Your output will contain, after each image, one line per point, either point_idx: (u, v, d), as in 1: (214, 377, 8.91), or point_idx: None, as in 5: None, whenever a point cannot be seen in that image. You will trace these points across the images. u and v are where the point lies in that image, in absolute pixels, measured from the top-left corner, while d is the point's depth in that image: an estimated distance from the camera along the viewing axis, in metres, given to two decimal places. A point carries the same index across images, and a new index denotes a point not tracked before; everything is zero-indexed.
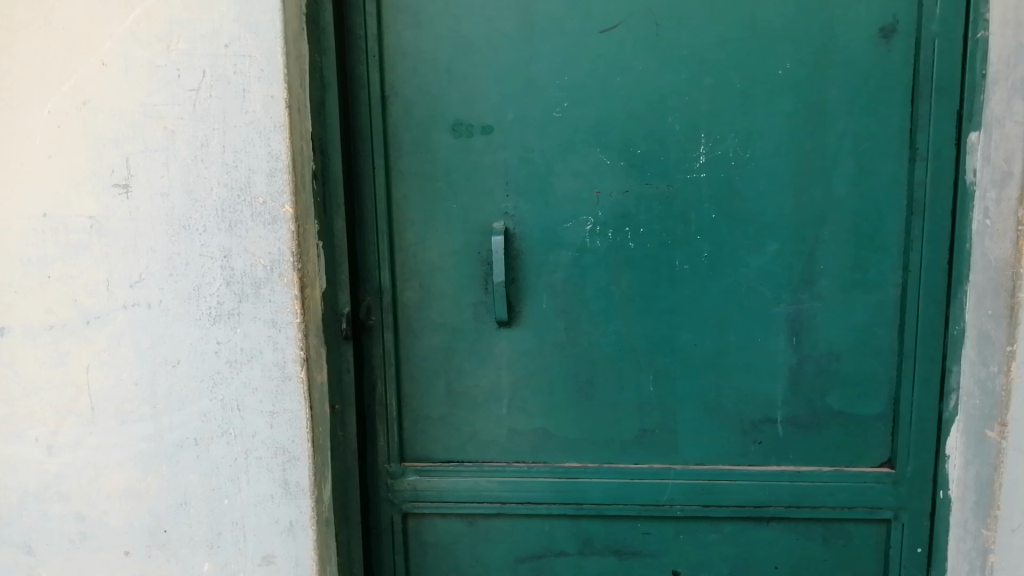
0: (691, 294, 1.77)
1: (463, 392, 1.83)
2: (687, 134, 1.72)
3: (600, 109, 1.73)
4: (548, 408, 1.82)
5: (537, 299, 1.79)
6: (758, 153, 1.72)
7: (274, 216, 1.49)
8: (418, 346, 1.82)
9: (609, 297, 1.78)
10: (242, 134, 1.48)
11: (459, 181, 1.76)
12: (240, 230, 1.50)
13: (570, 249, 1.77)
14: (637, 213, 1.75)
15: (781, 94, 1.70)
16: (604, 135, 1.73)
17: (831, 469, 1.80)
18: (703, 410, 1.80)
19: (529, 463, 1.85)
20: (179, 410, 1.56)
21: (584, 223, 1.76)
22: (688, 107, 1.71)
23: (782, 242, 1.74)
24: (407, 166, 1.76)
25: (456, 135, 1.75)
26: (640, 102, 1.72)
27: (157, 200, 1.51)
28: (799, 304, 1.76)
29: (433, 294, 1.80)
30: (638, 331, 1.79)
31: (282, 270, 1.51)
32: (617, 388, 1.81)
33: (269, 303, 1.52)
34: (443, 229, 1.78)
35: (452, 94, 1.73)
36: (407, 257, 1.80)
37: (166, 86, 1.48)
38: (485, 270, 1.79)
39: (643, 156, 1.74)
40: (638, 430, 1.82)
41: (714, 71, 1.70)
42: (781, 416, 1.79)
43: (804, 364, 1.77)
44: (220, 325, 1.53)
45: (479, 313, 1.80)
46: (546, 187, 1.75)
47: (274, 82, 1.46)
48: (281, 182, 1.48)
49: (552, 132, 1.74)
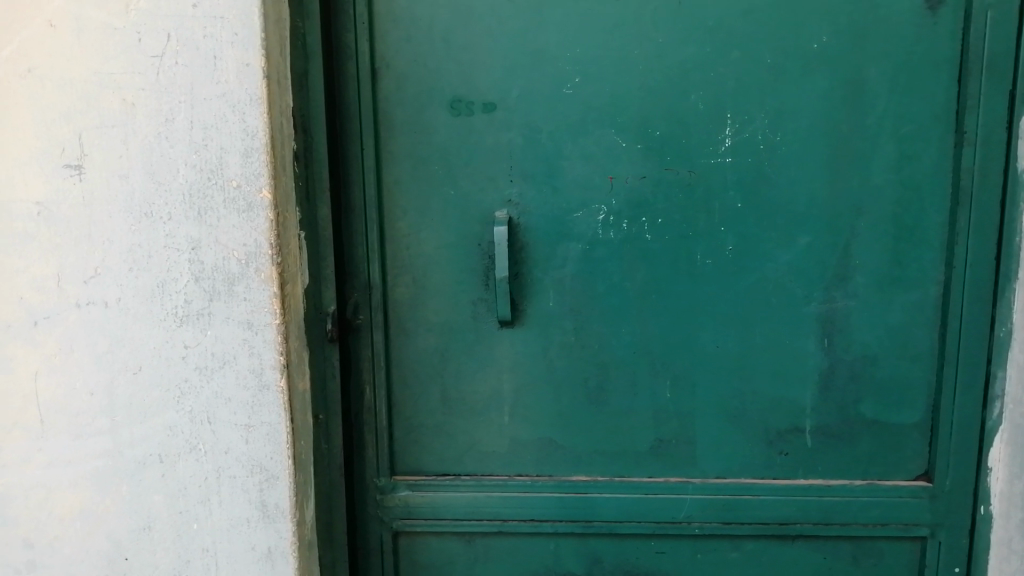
0: (713, 291, 1.60)
1: (460, 399, 1.66)
2: (712, 114, 1.55)
3: (614, 86, 1.55)
4: (555, 416, 1.66)
5: (544, 296, 1.62)
6: (789, 135, 1.55)
7: (250, 203, 1.31)
8: (411, 348, 1.64)
9: (623, 294, 1.61)
10: (213, 108, 1.29)
11: (458, 164, 1.58)
12: (210, 218, 1.31)
13: (580, 241, 1.60)
14: (655, 202, 1.58)
15: (815, 71, 1.53)
16: (618, 114, 1.56)
17: (863, 483, 1.65)
18: (724, 419, 1.64)
19: (532, 476, 1.68)
20: (141, 423, 1.37)
21: (595, 212, 1.59)
22: (713, 85, 1.54)
23: (815, 234, 1.58)
24: (399, 147, 1.58)
25: (455, 113, 1.57)
26: (660, 78, 1.55)
27: (115, 183, 1.31)
28: (831, 303, 1.60)
29: (428, 290, 1.63)
30: (654, 332, 1.62)
31: (258, 264, 1.32)
32: (630, 394, 1.64)
33: (244, 301, 1.33)
34: (439, 218, 1.60)
35: (450, 68, 1.55)
36: (399, 249, 1.61)
37: (125, 52, 1.29)
38: (486, 264, 1.61)
39: (662, 139, 1.56)
40: (652, 440, 1.66)
41: (742, 44, 1.53)
42: (809, 425, 1.64)
43: (836, 369, 1.62)
44: (188, 327, 1.34)
45: (479, 311, 1.63)
46: (555, 171, 1.58)
47: (250, 48, 1.27)
48: (258, 163, 1.30)
49: (561, 111, 1.56)
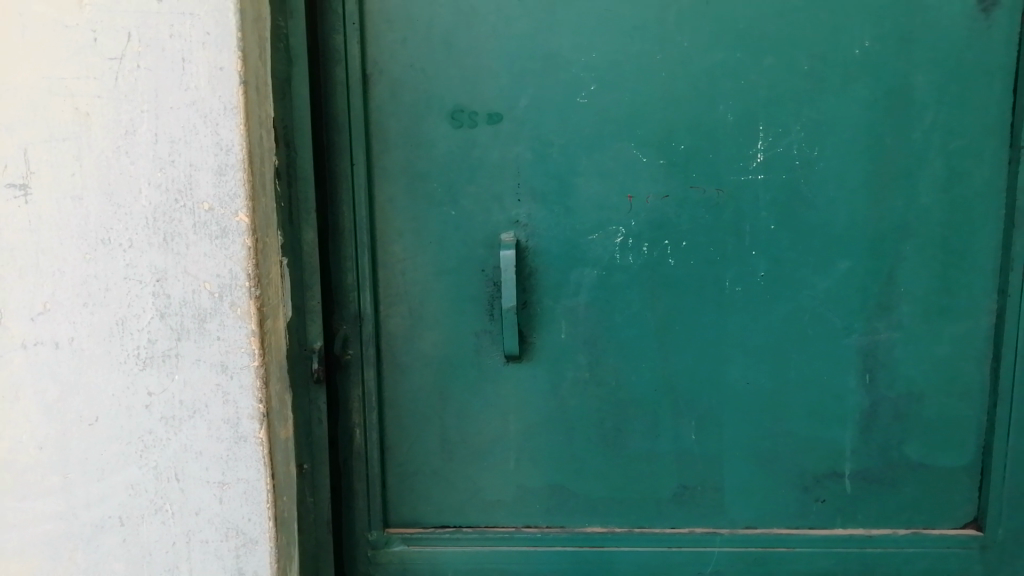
0: (743, 322, 1.44)
1: (462, 443, 1.49)
2: (742, 126, 1.40)
3: (634, 94, 1.39)
4: (567, 461, 1.49)
5: (554, 328, 1.45)
6: (828, 150, 1.40)
7: (224, 227, 1.13)
8: (406, 386, 1.47)
9: (643, 326, 1.45)
10: (181, 118, 1.11)
11: (460, 181, 1.42)
12: (177, 245, 1.14)
13: (596, 266, 1.44)
14: (679, 223, 1.42)
15: (857, 78, 1.38)
16: (639, 126, 1.40)
17: (908, 533, 1.49)
18: (754, 463, 1.48)
19: (542, 528, 1.51)
20: (99, 481, 1.19)
21: (612, 235, 1.43)
22: (743, 93, 1.39)
23: (855, 259, 1.42)
24: (394, 163, 1.42)
25: (456, 124, 1.40)
26: (685, 85, 1.39)
27: (67, 205, 1.13)
28: (874, 334, 1.44)
29: (425, 321, 1.46)
30: (678, 367, 1.46)
31: (234, 298, 1.14)
32: (651, 436, 1.48)
33: (217, 340, 1.15)
34: (438, 241, 1.43)
35: (450, 73, 1.39)
36: (393, 276, 1.45)
37: (78, 53, 1.11)
38: (490, 292, 1.44)
39: (687, 153, 1.40)
40: (675, 487, 1.49)
41: (776, 48, 1.37)
42: (849, 469, 1.48)
43: (878, 408, 1.46)
44: (152, 370, 1.16)
45: (483, 345, 1.46)
46: (568, 189, 1.41)
47: (224, 48, 1.10)
48: (233, 182, 1.12)
49: (574, 122, 1.40)
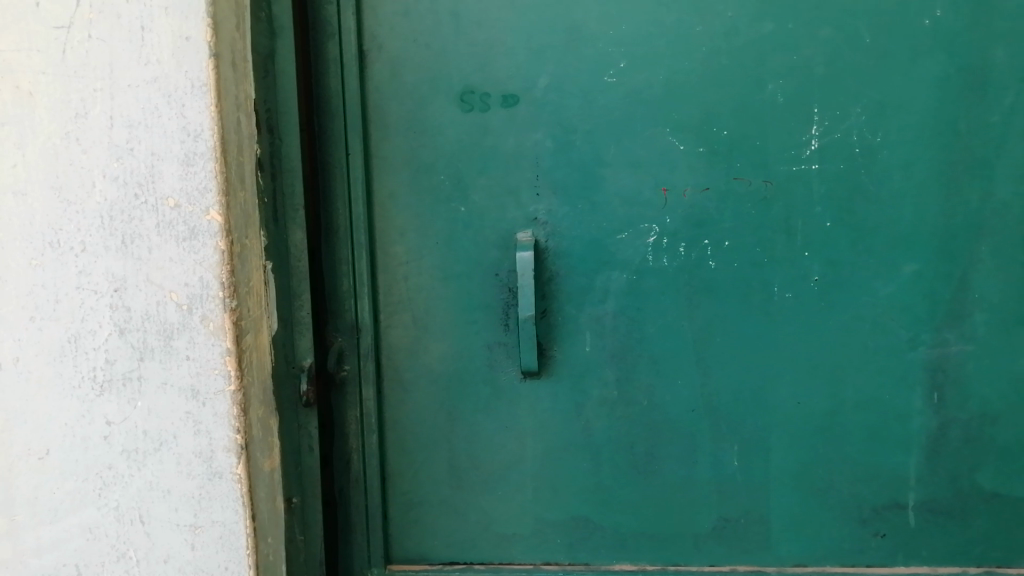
0: (794, 333, 1.26)
1: (473, 470, 1.31)
2: (795, 108, 1.21)
3: (670, 72, 1.21)
4: (593, 489, 1.31)
5: (578, 340, 1.28)
6: (893, 136, 1.22)
7: (193, 228, 0.95)
8: (409, 405, 1.30)
9: (679, 337, 1.27)
10: (140, 98, 0.94)
11: (470, 173, 1.24)
12: (137, 249, 0.96)
13: (625, 269, 1.26)
14: (721, 220, 1.24)
15: (928, 53, 1.20)
16: (675, 109, 1.22)
17: (979, 573, 1.31)
18: (806, 493, 1.30)
19: (564, 565, 1.33)
20: (50, 524, 1.02)
21: (645, 234, 1.25)
22: (796, 71, 1.21)
23: (923, 261, 1.24)
24: (395, 152, 1.24)
25: (465, 107, 1.23)
26: (729, 62, 1.21)
27: (10, 202, 0.96)
28: (943, 347, 1.26)
29: (431, 332, 1.29)
30: (719, 385, 1.28)
31: (206, 310, 0.97)
32: (688, 462, 1.30)
33: (187, 361, 0.98)
34: (445, 240, 1.26)
35: (459, 49, 1.21)
36: (394, 281, 1.28)
37: (21, 22, 0.94)
38: (506, 298, 1.27)
39: (732, 140, 1.22)
40: (715, 520, 1.32)
41: (834, 18, 1.19)
42: (913, 499, 1.30)
43: (947, 431, 1.28)
44: (110, 396, 0.99)
45: (497, 359, 1.28)
46: (594, 182, 1.24)
47: (191, 15, 0.92)
48: (202, 174, 0.95)
49: (601, 105, 1.22)
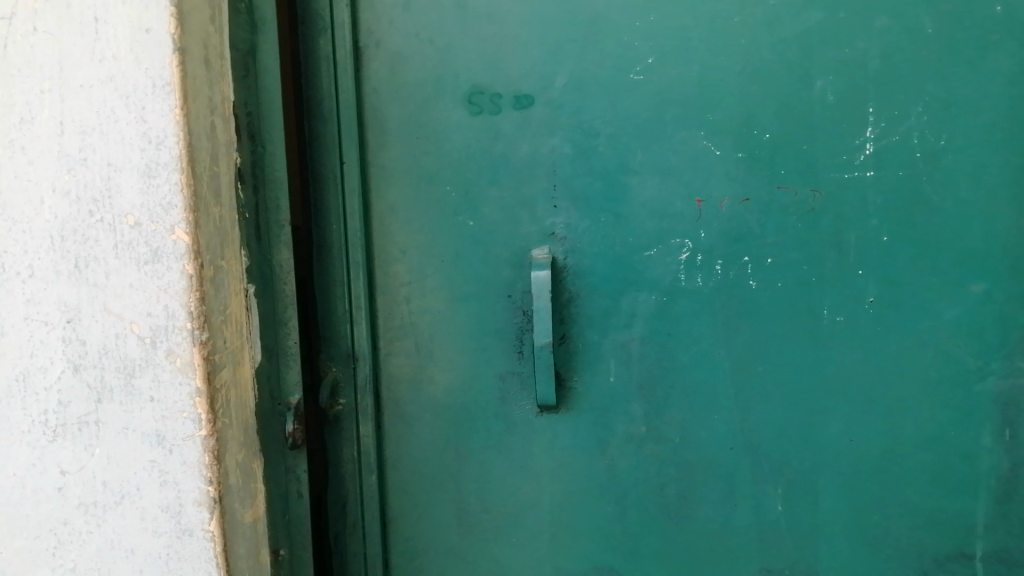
0: (846, 362, 1.12)
1: (484, 514, 1.18)
2: (847, 107, 1.07)
3: (704, 69, 1.07)
4: (618, 536, 1.17)
5: (601, 369, 1.14)
6: (959, 138, 1.06)
7: (156, 250, 0.83)
8: (412, 442, 1.17)
9: (716, 366, 1.13)
10: (94, 100, 0.81)
11: (479, 183, 1.11)
12: (92, 274, 0.84)
13: (653, 290, 1.12)
14: (763, 235, 1.10)
15: (1000, 43, 1.04)
16: (710, 110, 1.08)
17: None
18: (860, 542, 1.15)
19: None
20: None
21: (676, 250, 1.11)
22: (848, 67, 1.06)
23: (995, 280, 1.08)
24: (395, 160, 1.11)
25: (474, 109, 1.09)
26: (772, 57, 1.07)
27: None
28: (1017, 377, 1.09)
29: (436, 361, 1.15)
30: (760, 420, 1.13)
31: (172, 345, 0.84)
32: (725, 506, 1.16)
33: (150, 403, 0.85)
34: (452, 258, 1.13)
35: (466, 45, 1.08)
36: (395, 304, 1.14)
37: None
38: (520, 323, 1.13)
39: (775, 144, 1.08)
40: (756, 570, 1.17)
41: (891, 5, 1.05)
42: (981, 549, 1.14)
43: (1021, 472, 1.11)
44: (65, 442, 0.87)
45: (510, 390, 1.15)
46: (619, 192, 1.10)
47: (151, 4, 0.79)
48: (165, 187, 0.81)
49: (626, 106, 1.08)
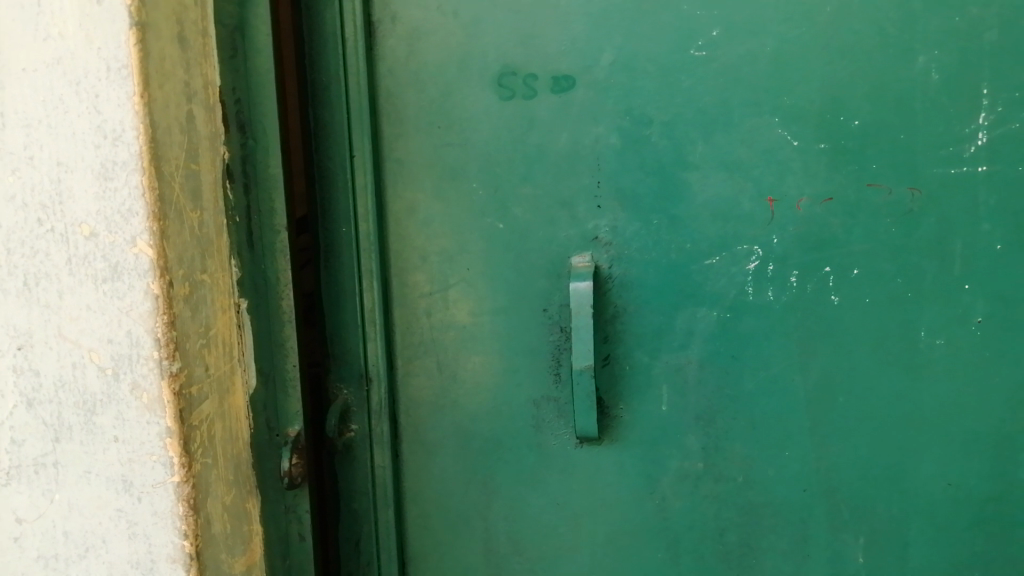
0: (946, 393, 0.93)
1: (515, 556, 1.03)
2: (955, 88, 0.88)
3: (779, 43, 0.89)
4: None
5: (651, 396, 0.98)
6: None
7: (115, 264, 0.70)
8: (433, 473, 1.03)
9: (788, 395, 0.96)
10: (42, 89, 0.69)
11: (511, 178, 0.95)
12: (44, 294, 0.71)
13: (714, 306, 0.95)
14: (848, 241, 0.92)
15: None
16: (787, 92, 0.90)
17: None
18: None
19: None
20: None
21: (742, 258, 0.94)
22: (960, 38, 0.87)
23: None
24: (414, 153, 0.97)
25: (505, 93, 0.94)
26: (864, 28, 0.88)
27: None
28: None
29: (461, 382, 1.00)
30: (841, 459, 0.96)
31: (137, 376, 0.71)
32: (797, 557, 0.99)
33: (114, 443, 0.73)
34: (480, 265, 0.98)
35: (497, 17, 0.92)
36: (414, 318, 1.00)
37: None
38: (558, 342, 0.98)
39: (865, 132, 0.90)
40: None
41: None
42: None
43: None
44: (20, 487, 0.75)
45: (546, 418, 0.99)
46: (675, 190, 0.93)
47: None
48: (124, 190, 0.69)
49: (685, 88, 0.91)
